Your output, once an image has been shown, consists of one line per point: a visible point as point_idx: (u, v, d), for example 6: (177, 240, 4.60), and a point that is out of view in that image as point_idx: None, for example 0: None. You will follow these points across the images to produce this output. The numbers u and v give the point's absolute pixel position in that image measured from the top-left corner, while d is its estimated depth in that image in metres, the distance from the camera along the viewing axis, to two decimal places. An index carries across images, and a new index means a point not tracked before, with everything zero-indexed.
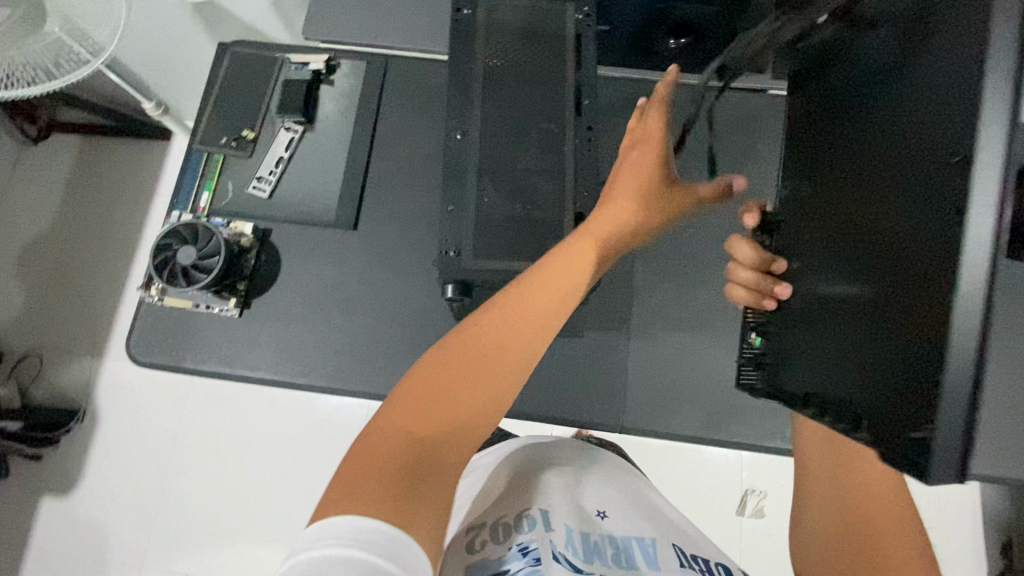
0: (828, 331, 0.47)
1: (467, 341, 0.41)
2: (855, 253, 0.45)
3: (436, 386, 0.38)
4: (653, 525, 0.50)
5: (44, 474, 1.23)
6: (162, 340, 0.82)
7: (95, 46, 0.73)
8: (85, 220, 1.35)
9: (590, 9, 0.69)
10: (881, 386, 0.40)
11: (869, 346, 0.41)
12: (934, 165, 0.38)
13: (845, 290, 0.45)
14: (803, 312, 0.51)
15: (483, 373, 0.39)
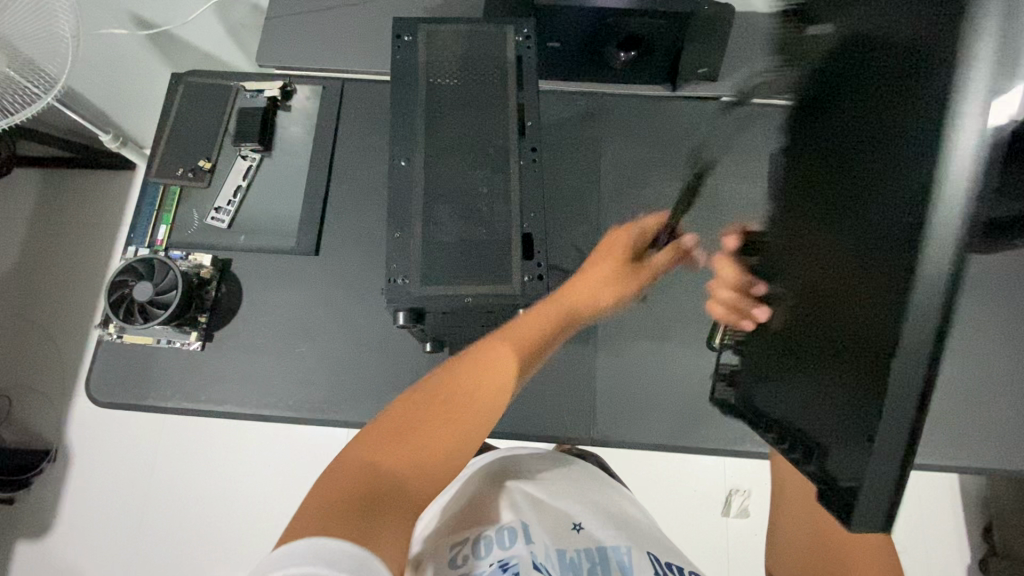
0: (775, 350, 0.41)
1: (449, 381, 0.47)
2: (798, 265, 0.38)
3: (414, 417, 0.43)
4: (628, 533, 0.51)
5: (15, 519, 1.20)
6: (124, 378, 0.80)
7: (47, 83, 0.78)
8: (49, 256, 1.33)
9: (530, 31, 0.69)
10: (819, 430, 0.35)
11: (813, 381, 0.36)
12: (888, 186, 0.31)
13: (793, 310, 0.38)
14: (757, 327, 0.45)
15: (461, 406, 0.45)
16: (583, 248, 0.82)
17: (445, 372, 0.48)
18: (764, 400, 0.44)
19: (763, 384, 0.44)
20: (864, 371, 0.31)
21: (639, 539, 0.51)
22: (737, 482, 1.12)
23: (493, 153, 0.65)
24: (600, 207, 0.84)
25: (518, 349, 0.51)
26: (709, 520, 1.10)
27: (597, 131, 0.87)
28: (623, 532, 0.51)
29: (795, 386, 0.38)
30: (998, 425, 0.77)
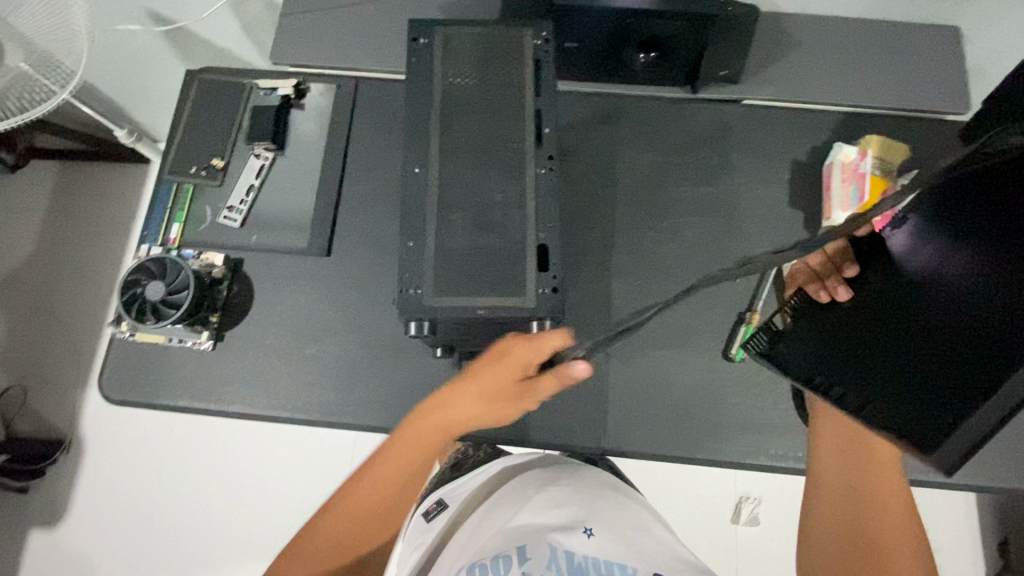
0: (891, 339, 0.50)
1: (348, 503, 0.59)
2: (941, 284, 0.47)
3: (305, 543, 0.58)
4: (632, 547, 0.53)
5: (30, 507, 1.21)
6: (136, 376, 0.80)
7: (62, 78, 0.77)
8: (65, 248, 1.34)
9: (548, 33, 0.68)
10: (926, 407, 0.44)
11: (926, 372, 0.46)
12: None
13: (924, 313, 0.48)
14: (856, 319, 0.55)
15: (344, 538, 0.58)
16: (598, 254, 0.81)
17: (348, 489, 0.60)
18: (842, 378, 0.53)
19: (846, 365, 0.53)
20: (984, 371, 0.41)
21: (644, 551, 0.53)
22: (748, 489, 1.10)
23: (509, 157, 0.64)
24: (616, 211, 0.83)
25: (414, 455, 0.60)
26: (719, 527, 1.09)
27: (614, 133, 0.85)
28: (626, 545, 0.53)
29: (897, 371, 0.48)
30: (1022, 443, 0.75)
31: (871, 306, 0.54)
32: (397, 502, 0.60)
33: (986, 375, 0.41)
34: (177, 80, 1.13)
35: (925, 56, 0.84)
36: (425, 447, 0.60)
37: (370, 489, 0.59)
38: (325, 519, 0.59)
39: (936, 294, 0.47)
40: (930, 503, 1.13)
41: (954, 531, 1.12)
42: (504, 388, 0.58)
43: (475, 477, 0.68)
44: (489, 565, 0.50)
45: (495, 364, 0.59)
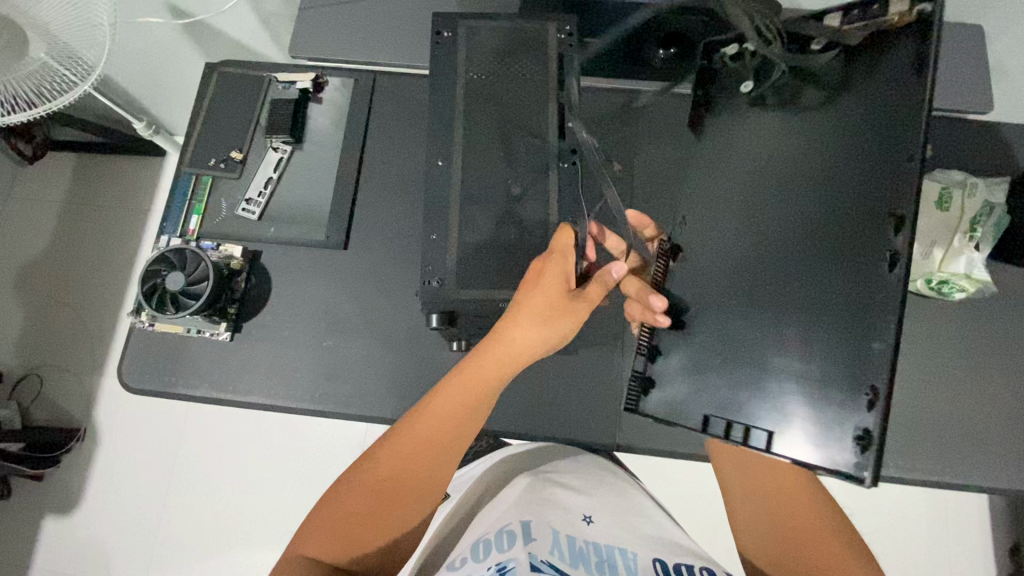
0: (767, 330, 0.56)
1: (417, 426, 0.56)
2: (781, 264, 0.57)
3: (378, 469, 0.54)
4: (633, 537, 0.54)
5: (46, 494, 1.23)
6: (155, 366, 0.81)
7: (82, 71, 0.78)
8: (81, 239, 1.35)
9: (572, 28, 0.67)
10: (809, 429, 0.51)
11: (810, 346, 0.53)
12: (872, 268, 0.50)
13: (784, 296, 0.56)
14: (740, 307, 0.59)
15: (411, 454, 0.54)
16: None
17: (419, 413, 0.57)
18: (734, 370, 0.58)
19: (733, 364, 0.58)
20: (852, 368, 0.49)
21: (648, 539, 0.55)
22: None
23: (530, 152, 0.64)
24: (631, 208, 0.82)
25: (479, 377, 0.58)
26: (728, 526, 1.09)
27: (633, 129, 0.84)
28: (627, 534, 0.54)
29: (796, 364, 0.53)
30: None
31: (749, 296, 0.59)
32: (446, 453, 0.55)
33: (845, 377, 0.49)
34: (195, 73, 1.14)
35: None
36: (483, 379, 0.58)
37: (419, 431, 0.55)
38: (361, 468, 0.54)
39: (794, 284, 0.55)
40: (940, 505, 1.12)
41: (965, 533, 1.11)
42: (559, 297, 0.58)
43: (482, 466, 0.72)
44: (493, 541, 0.51)
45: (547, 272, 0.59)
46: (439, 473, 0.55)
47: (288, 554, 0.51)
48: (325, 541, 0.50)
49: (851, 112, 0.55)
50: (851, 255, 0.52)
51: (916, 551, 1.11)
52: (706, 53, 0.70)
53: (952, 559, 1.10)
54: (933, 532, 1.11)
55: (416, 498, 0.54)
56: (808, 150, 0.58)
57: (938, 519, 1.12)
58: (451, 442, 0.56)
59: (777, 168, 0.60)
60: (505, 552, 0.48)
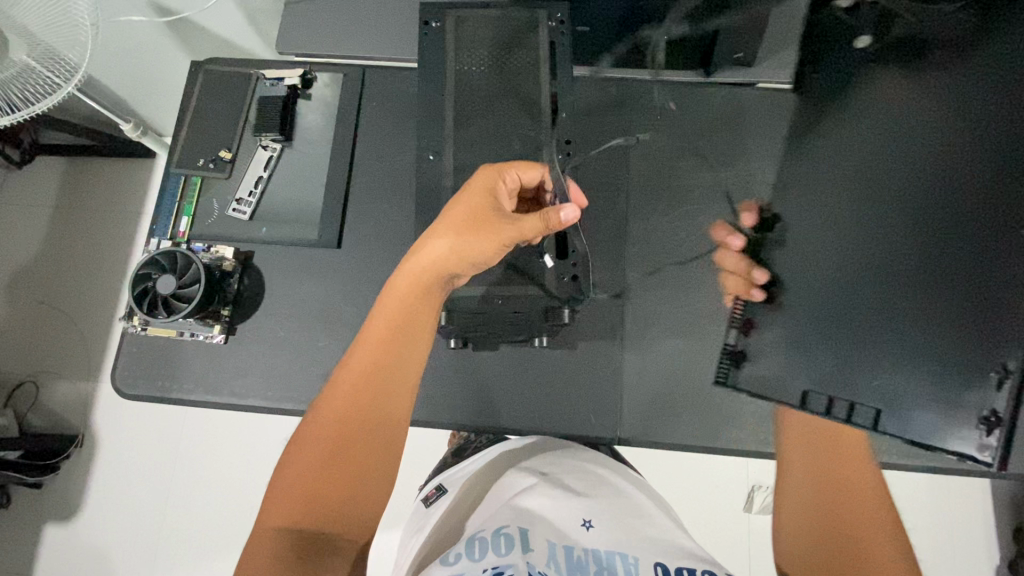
0: (889, 305, 0.54)
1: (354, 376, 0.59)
2: (890, 216, 0.55)
3: (318, 431, 0.57)
4: (633, 537, 0.55)
5: (45, 501, 1.22)
6: (148, 370, 0.80)
7: (65, 72, 0.76)
8: (72, 244, 1.33)
9: (563, 15, 0.66)
10: (930, 417, 0.53)
11: (908, 320, 0.53)
12: (1005, 243, 0.48)
13: (903, 271, 0.54)
14: (844, 288, 0.58)
15: (352, 402, 0.58)
16: (610, 243, 0.80)
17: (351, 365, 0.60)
18: (835, 353, 0.59)
19: (834, 348, 0.59)
20: (965, 351, 0.50)
21: (648, 539, 0.55)
22: (760, 478, 1.10)
23: (523, 144, 0.63)
24: (627, 199, 0.82)
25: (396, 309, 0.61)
26: (731, 516, 1.09)
27: (627, 119, 0.83)
28: (626, 534, 0.55)
29: (892, 337, 0.54)
30: None
31: (858, 268, 0.57)
32: (383, 381, 0.59)
33: (970, 351, 0.50)
34: (182, 72, 1.12)
35: None
36: (399, 309, 0.60)
37: (345, 382, 0.59)
38: (303, 434, 0.57)
39: (900, 247, 0.54)
40: (944, 490, 1.12)
41: (969, 518, 1.11)
42: (478, 215, 0.59)
43: (472, 462, 0.72)
44: (489, 541, 0.52)
45: (462, 197, 0.60)
46: (388, 406, 0.59)
47: (256, 532, 0.53)
48: (291, 507, 0.53)
49: (958, 73, 0.52)
50: (963, 214, 0.50)
51: (920, 537, 1.11)
52: (821, 4, 0.66)
53: (956, 543, 1.10)
54: (937, 517, 1.11)
55: (371, 438, 0.57)
56: (925, 109, 0.54)
57: (942, 505, 1.12)
58: (385, 371, 0.59)
59: (887, 119, 0.57)
60: (503, 556, 0.49)
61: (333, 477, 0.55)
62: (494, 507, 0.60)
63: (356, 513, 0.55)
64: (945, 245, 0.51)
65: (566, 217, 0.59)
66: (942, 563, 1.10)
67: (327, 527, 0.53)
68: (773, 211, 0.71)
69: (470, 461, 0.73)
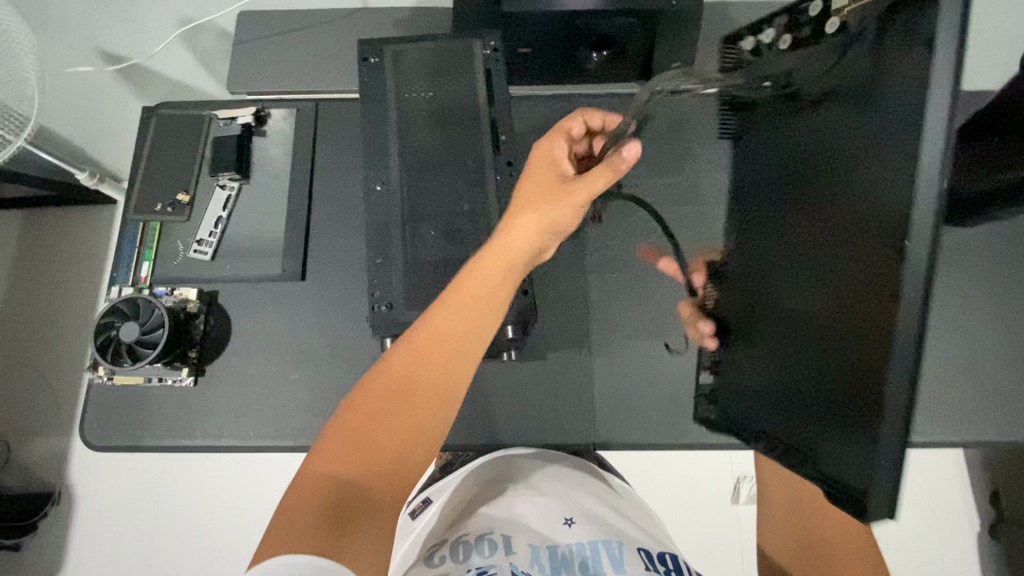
0: (802, 333, 0.45)
1: (428, 339, 0.52)
2: (816, 218, 0.44)
3: (382, 406, 0.49)
4: (613, 524, 0.58)
5: (24, 563, 1.19)
6: (119, 420, 0.79)
7: (18, 124, 0.76)
8: (35, 297, 1.31)
9: (497, 43, 0.69)
10: (824, 457, 0.41)
11: (846, 350, 0.40)
12: (884, 202, 0.38)
13: (820, 297, 0.43)
14: (780, 322, 0.48)
15: (427, 381, 0.50)
16: (568, 253, 0.83)
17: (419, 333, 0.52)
18: (764, 396, 0.50)
19: (758, 386, 0.51)
20: (856, 381, 0.39)
21: (623, 525, 0.59)
22: (745, 469, 1.12)
23: (467, 167, 0.65)
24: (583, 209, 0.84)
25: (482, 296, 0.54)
26: (720, 509, 1.11)
27: None
28: (606, 523, 0.57)
29: (811, 379, 0.43)
30: (1003, 396, 0.78)
31: (797, 291, 0.46)
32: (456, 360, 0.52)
33: (864, 385, 0.38)
34: (135, 116, 1.12)
35: None
36: (485, 289, 0.54)
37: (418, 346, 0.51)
38: (354, 396, 0.50)
39: (839, 276, 0.41)
40: (921, 464, 1.16)
41: (949, 489, 1.15)
42: (553, 182, 0.60)
43: (456, 474, 0.72)
44: (473, 544, 0.53)
45: (538, 171, 0.62)
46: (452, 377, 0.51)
47: (299, 477, 0.47)
48: (340, 459, 0.47)
49: (845, 83, 0.43)
50: (861, 238, 0.39)
51: (904, 512, 1.14)
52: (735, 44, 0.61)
53: (940, 514, 1.14)
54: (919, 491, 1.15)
55: (429, 403, 0.50)
56: (818, 128, 0.45)
57: (923, 478, 1.15)
58: (455, 345, 0.52)
59: (799, 152, 0.47)
60: (487, 557, 0.51)
61: (368, 438, 0.48)
62: (478, 511, 0.60)
63: (399, 475, 0.48)
64: (847, 271, 0.41)
65: (631, 156, 0.55)
66: (926, 535, 1.13)
67: (357, 479, 0.47)
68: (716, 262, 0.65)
69: (452, 473, 0.73)
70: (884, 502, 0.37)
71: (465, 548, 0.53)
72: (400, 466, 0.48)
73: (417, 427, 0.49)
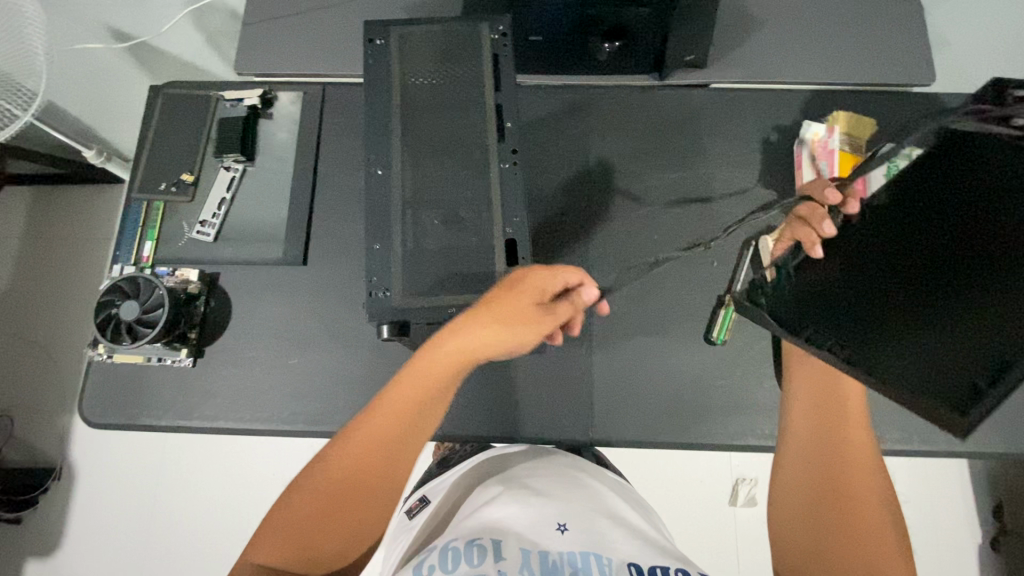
0: (910, 320, 0.48)
1: (361, 446, 0.53)
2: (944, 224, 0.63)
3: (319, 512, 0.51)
4: (607, 535, 0.56)
5: (24, 537, 1.20)
6: (117, 399, 0.79)
7: (26, 103, 0.76)
8: (42, 274, 1.32)
9: (505, 28, 0.68)
10: None
11: None
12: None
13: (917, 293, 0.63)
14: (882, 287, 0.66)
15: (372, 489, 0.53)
16: (571, 246, 0.82)
17: (355, 439, 0.54)
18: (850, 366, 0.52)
19: None
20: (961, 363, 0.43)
21: (617, 534, 0.57)
22: (744, 471, 1.10)
23: (471, 154, 0.64)
24: (588, 202, 0.83)
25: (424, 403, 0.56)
26: (717, 510, 1.10)
27: (583, 124, 0.85)
28: (599, 533, 0.56)
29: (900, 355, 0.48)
30: (1010, 406, 0.76)
31: (908, 288, 0.49)
32: (391, 467, 0.54)
33: None
34: (144, 96, 1.12)
35: (890, 32, 0.85)
36: (424, 385, 0.56)
37: (363, 448, 0.53)
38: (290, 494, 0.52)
39: (974, 286, 0.45)
40: (923, 472, 1.14)
41: (950, 500, 1.13)
42: (519, 313, 0.56)
43: (450, 475, 0.72)
44: (462, 551, 0.52)
45: (514, 290, 0.57)
46: (391, 494, 0.53)
47: (238, 564, 0.49)
48: (276, 549, 0.49)
49: None
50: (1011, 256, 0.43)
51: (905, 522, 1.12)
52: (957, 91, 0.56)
53: (941, 525, 1.12)
54: (919, 500, 1.13)
55: (366, 512, 0.52)
56: None
57: (925, 488, 1.13)
58: (391, 459, 0.54)
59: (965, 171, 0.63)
60: (476, 567, 0.50)
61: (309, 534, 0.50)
62: (468, 518, 0.60)
63: (326, 571, 0.51)
64: (975, 291, 0.45)
65: (591, 297, 0.59)
66: (926, 545, 1.11)
67: (291, 570, 0.49)
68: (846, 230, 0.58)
69: (449, 473, 0.73)
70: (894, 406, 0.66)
71: (453, 555, 0.52)
72: (329, 566, 0.51)
73: (348, 540, 0.51)
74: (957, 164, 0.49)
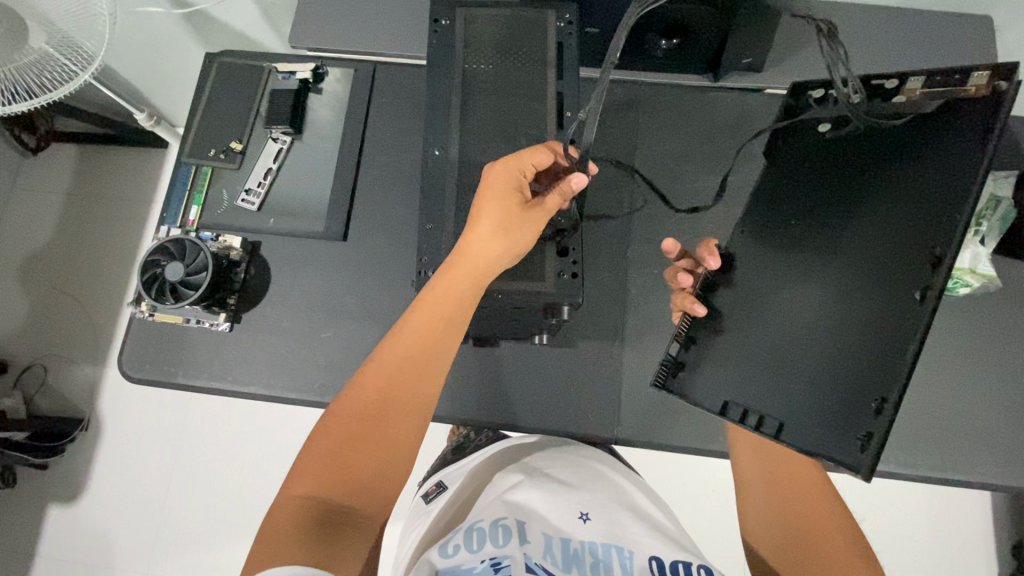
0: (820, 294, 0.58)
1: (380, 369, 0.55)
2: (804, 247, 0.61)
3: (347, 441, 0.51)
4: (631, 528, 0.56)
5: (50, 482, 1.24)
6: (155, 356, 0.81)
7: (84, 61, 0.78)
8: (84, 231, 1.35)
9: (572, 16, 0.68)
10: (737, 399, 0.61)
11: (850, 366, 0.54)
12: (908, 288, 0.52)
13: (813, 321, 0.58)
14: (773, 314, 0.61)
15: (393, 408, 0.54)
16: (611, 243, 0.81)
17: (375, 364, 0.55)
18: (778, 354, 0.59)
19: (742, 363, 0.62)
20: (880, 347, 0.52)
21: (641, 527, 0.56)
22: None
23: (529, 141, 0.64)
24: (633, 200, 0.82)
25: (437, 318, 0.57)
26: (728, 521, 1.09)
27: (634, 120, 0.84)
28: (623, 526, 0.56)
29: (819, 330, 0.57)
30: None
31: (841, 279, 0.57)
32: (411, 385, 0.55)
33: (887, 364, 0.51)
34: (195, 64, 1.13)
35: (960, 48, 0.82)
36: (441, 305, 0.57)
37: (387, 366, 0.55)
38: (317, 432, 0.52)
39: (861, 258, 0.56)
40: (942, 502, 1.12)
41: (968, 533, 1.10)
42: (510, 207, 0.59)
43: (471, 459, 0.73)
44: (487, 532, 0.53)
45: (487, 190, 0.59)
46: (413, 400, 0.55)
47: (277, 503, 0.49)
48: (315, 479, 0.49)
49: (927, 169, 0.54)
50: (925, 219, 0.52)
51: (918, 552, 1.10)
52: (794, 90, 0.66)
53: (957, 559, 1.10)
54: (937, 531, 1.11)
55: (402, 416, 0.54)
56: (870, 186, 0.58)
57: (942, 519, 1.11)
58: (424, 362, 0.56)
59: (863, 194, 0.58)
60: (500, 547, 0.50)
61: (340, 463, 0.50)
62: (491, 498, 0.61)
63: (375, 492, 0.51)
64: (885, 246, 0.55)
65: (579, 182, 0.59)
66: None
67: (335, 496, 0.49)
68: (726, 249, 0.68)
69: (473, 455, 0.74)
70: (775, 423, 0.58)
71: (478, 536, 0.52)
72: (370, 480, 0.51)
73: (390, 450, 0.52)
74: (874, 146, 0.59)
